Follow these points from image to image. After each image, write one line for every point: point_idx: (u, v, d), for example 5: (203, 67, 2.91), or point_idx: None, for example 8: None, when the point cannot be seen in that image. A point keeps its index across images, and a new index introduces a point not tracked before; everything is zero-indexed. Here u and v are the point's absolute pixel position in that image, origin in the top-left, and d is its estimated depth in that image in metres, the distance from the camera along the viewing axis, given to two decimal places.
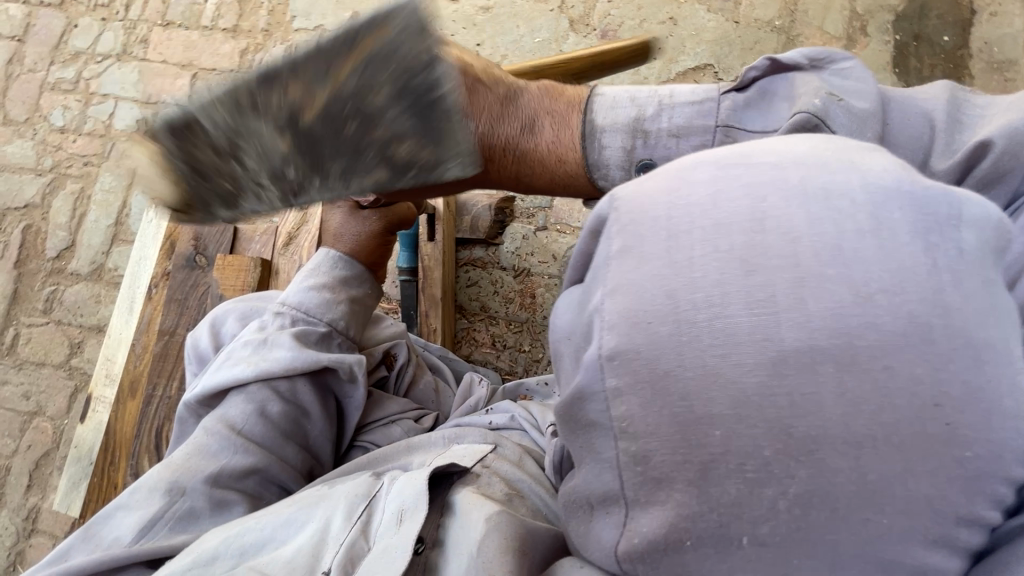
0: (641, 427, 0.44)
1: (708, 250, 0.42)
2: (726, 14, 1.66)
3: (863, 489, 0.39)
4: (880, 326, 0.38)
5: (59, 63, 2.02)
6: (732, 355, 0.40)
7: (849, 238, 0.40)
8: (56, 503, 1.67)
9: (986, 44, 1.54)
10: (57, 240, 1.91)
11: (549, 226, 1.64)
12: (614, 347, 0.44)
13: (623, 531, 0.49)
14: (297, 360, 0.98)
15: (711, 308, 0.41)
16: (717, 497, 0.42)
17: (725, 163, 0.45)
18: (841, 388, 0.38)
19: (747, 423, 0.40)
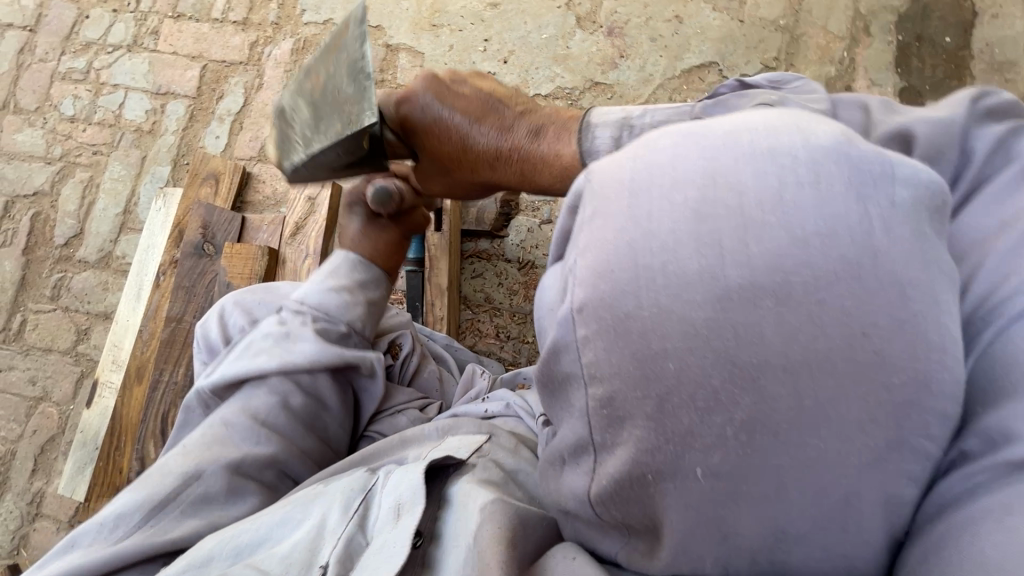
0: (605, 369, 0.44)
1: (664, 204, 0.42)
2: (731, 13, 1.69)
3: (803, 413, 0.39)
4: (813, 264, 0.38)
5: (70, 53, 2.04)
6: (683, 294, 0.40)
7: (789, 188, 0.40)
8: (61, 488, 1.69)
9: (987, 46, 1.56)
10: (66, 228, 1.92)
11: (554, 219, 1.67)
12: (582, 300, 0.45)
13: (593, 476, 0.50)
14: (319, 355, 1.01)
15: (664, 253, 0.41)
16: (671, 427, 0.42)
17: (684, 131, 0.45)
18: (779, 320, 0.38)
19: (698, 355, 0.40)
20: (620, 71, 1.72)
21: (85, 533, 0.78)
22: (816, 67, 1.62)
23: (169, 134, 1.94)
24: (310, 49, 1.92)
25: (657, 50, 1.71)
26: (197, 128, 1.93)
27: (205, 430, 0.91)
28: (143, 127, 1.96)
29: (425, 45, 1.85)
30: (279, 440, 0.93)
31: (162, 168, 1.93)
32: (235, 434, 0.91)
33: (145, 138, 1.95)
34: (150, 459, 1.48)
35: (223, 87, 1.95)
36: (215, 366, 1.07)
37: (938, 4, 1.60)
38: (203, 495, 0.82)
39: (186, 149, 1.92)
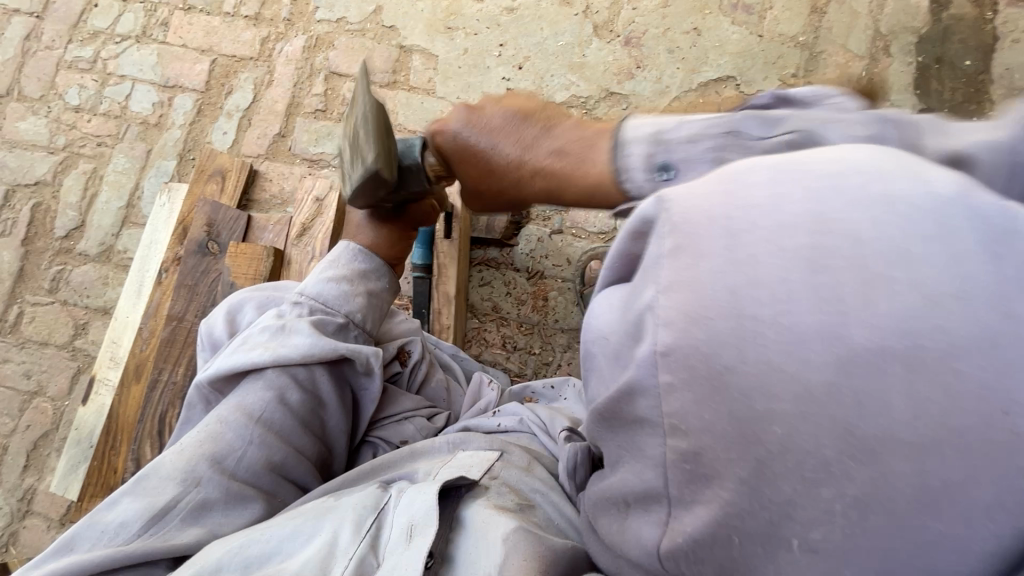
0: (695, 422, 0.42)
1: (770, 250, 0.39)
2: (749, 28, 1.67)
3: (926, 497, 0.35)
4: (951, 329, 0.34)
5: (77, 42, 2.01)
6: (798, 351, 0.37)
7: (916, 240, 0.36)
8: (54, 485, 1.65)
9: (1007, 71, 1.55)
10: (67, 220, 1.89)
11: (565, 229, 1.64)
12: (669, 343, 0.43)
13: (665, 530, 0.48)
14: (315, 346, 0.96)
15: (776, 304, 0.38)
16: (769, 494, 0.40)
17: (784, 169, 0.43)
18: (909, 389, 0.35)
19: (811, 420, 0.37)
20: (636, 82, 1.70)
21: (83, 534, 0.76)
22: None
23: (175, 128, 1.91)
24: (323, 47, 1.89)
25: (674, 62, 1.69)
26: (204, 123, 1.90)
27: (201, 427, 0.88)
28: (149, 120, 1.93)
29: (439, 48, 1.83)
30: (275, 439, 0.90)
31: (168, 163, 1.90)
32: (230, 430, 0.87)
33: (151, 132, 1.92)
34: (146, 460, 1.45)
35: (232, 83, 1.92)
36: (217, 358, 1.03)
37: (958, 26, 1.59)
38: (205, 501, 0.81)
39: (193, 143, 1.89)
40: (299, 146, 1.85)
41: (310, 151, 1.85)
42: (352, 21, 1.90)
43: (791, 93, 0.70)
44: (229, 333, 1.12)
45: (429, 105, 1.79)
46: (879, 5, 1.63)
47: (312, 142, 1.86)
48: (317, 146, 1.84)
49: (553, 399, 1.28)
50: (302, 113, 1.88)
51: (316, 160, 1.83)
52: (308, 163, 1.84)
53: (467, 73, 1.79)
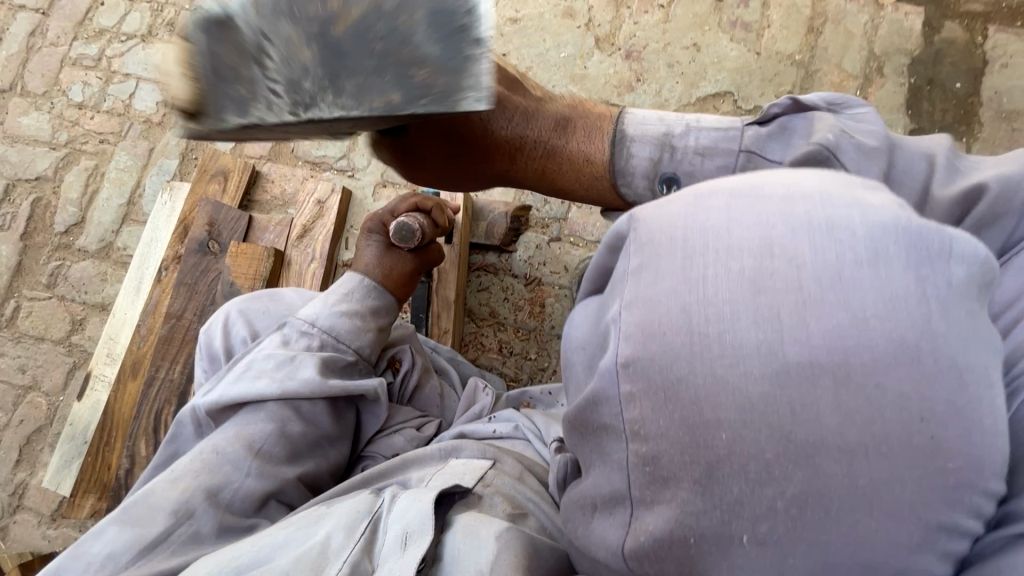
0: (652, 429, 0.45)
1: (719, 272, 0.43)
2: (748, 45, 1.71)
3: (855, 493, 0.40)
4: (872, 347, 0.40)
5: (82, 39, 2.02)
6: (741, 365, 0.41)
7: (847, 267, 0.41)
8: (46, 481, 1.65)
9: (996, 94, 1.60)
10: (66, 216, 1.90)
11: (563, 237, 1.66)
12: (629, 355, 0.46)
13: (629, 529, 0.50)
14: (319, 386, 0.99)
15: (722, 322, 0.42)
16: (720, 495, 0.43)
17: (739, 193, 0.47)
18: (837, 399, 0.40)
19: (753, 428, 0.41)
20: (636, 95, 1.74)
21: (68, 565, 0.76)
22: None
23: (178, 127, 1.93)
24: None
25: (674, 76, 1.73)
26: None
27: (196, 456, 0.89)
28: (153, 118, 1.94)
29: None
30: (272, 470, 0.92)
31: (170, 161, 1.91)
32: (228, 466, 0.88)
33: (154, 130, 1.93)
34: (141, 457, 1.45)
35: None
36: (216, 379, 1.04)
37: (950, 49, 1.64)
38: (197, 532, 0.82)
39: (195, 143, 1.90)
40: (301, 148, 1.87)
41: (313, 154, 1.86)
42: None
43: (805, 97, 0.79)
44: (226, 350, 1.13)
45: None
46: (874, 26, 1.67)
47: (315, 145, 1.88)
48: (319, 149, 1.85)
49: (548, 405, 1.29)
50: None
51: (318, 163, 1.84)
52: (310, 166, 1.85)
53: None
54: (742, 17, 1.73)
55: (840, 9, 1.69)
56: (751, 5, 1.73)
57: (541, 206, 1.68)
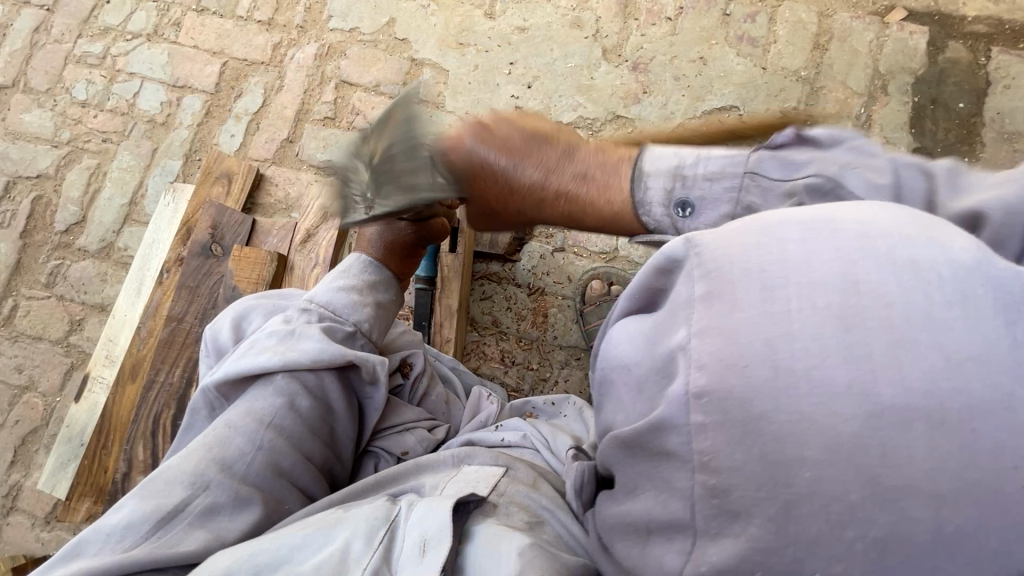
0: (727, 461, 0.45)
1: (805, 306, 0.43)
2: (753, 60, 1.72)
3: (941, 540, 0.39)
4: (968, 392, 0.39)
5: (86, 37, 2.01)
6: (829, 404, 0.41)
7: (938, 308, 0.41)
8: (41, 482, 1.63)
9: (998, 115, 1.61)
10: (67, 215, 1.88)
11: (567, 247, 1.67)
12: (704, 386, 0.46)
13: (689, 557, 0.48)
14: (322, 351, 0.98)
15: (811, 359, 0.42)
16: (796, 534, 0.42)
17: (813, 227, 0.47)
18: (931, 444, 0.39)
19: (838, 468, 0.41)
20: (642, 107, 1.74)
21: (94, 538, 0.76)
22: (833, 121, 1.66)
23: (182, 128, 1.92)
24: (334, 56, 1.91)
25: (680, 89, 1.73)
26: (212, 125, 1.91)
27: (208, 434, 0.89)
28: (156, 118, 1.93)
29: (450, 63, 1.85)
30: (284, 444, 0.91)
31: (173, 162, 1.90)
32: (239, 436, 0.88)
33: (157, 130, 1.92)
34: (138, 461, 1.44)
35: (241, 86, 1.93)
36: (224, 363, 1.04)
37: (954, 69, 1.65)
38: (213, 503, 0.81)
39: (199, 144, 1.90)
40: (306, 152, 1.86)
41: (318, 158, 1.86)
42: (365, 32, 1.92)
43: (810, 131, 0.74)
44: (234, 339, 1.12)
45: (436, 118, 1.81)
46: (879, 44, 1.69)
47: (320, 149, 1.87)
48: (325, 153, 1.85)
49: (553, 416, 1.29)
50: (310, 119, 1.90)
51: (323, 167, 1.84)
52: (314, 170, 1.85)
53: (477, 88, 1.82)
54: (749, 32, 1.74)
55: (845, 27, 1.71)
56: (757, 20, 1.74)
57: None
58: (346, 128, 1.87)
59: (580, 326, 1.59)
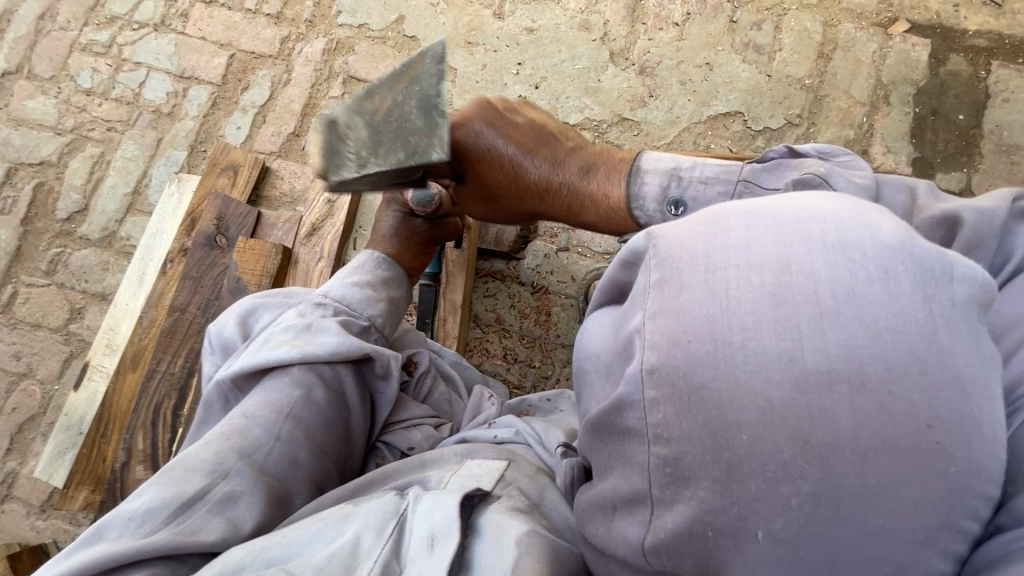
0: (675, 432, 0.47)
1: (740, 283, 0.45)
2: (759, 67, 1.74)
3: (866, 493, 0.41)
4: (886, 357, 0.41)
5: (93, 25, 2.01)
6: (762, 372, 0.43)
7: (861, 284, 0.42)
8: (38, 470, 1.62)
9: (997, 127, 1.64)
10: (69, 203, 1.87)
11: (571, 247, 1.68)
12: (655, 363, 0.48)
13: (649, 527, 0.50)
14: (342, 343, 1.00)
15: (744, 332, 0.44)
16: (738, 493, 0.44)
17: (759, 216, 0.47)
18: (853, 406, 0.41)
19: (772, 429, 0.42)
20: (649, 109, 1.75)
21: (116, 523, 0.76)
22: (836, 129, 1.68)
23: (188, 119, 1.91)
24: (343, 51, 1.92)
25: (686, 93, 1.75)
26: (218, 117, 1.91)
27: (226, 423, 0.90)
28: (162, 109, 1.92)
29: (458, 61, 1.86)
30: (300, 434, 0.92)
31: (178, 152, 1.89)
32: (255, 426, 0.89)
33: (163, 121, 1.92)
34: (138, 450, 1.43)
35: (249, 79, 1.93)
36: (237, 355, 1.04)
37: (954, 81, 1.68)
38: (231, 491, 0.82)
39: (205, 135, 1.89)
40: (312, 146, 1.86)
41: None
42: (374, 28, 1.93)
43: (800, 148, 0.91)
44: (243, 334, 1.12)
45: None
46: (882, 55, 1.71)
47: None
48: None
49: (550, 411, 1.30)
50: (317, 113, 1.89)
51: None
52: None
53: (485, 87, 1.83)
54: (755, 40, 1.76)
55: (849, 37, 1.74)
56: (763, 28, 1.77)
57: None
58: None
59: None
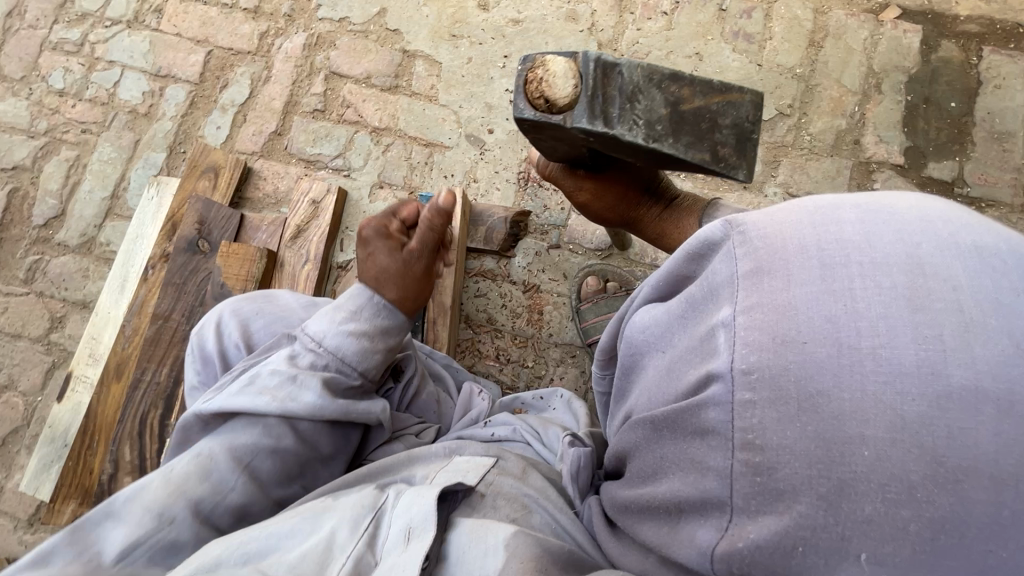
0: (773, 439, 0.46)
1: (869, 285, 0.46)
2: (749, 56, 1.71)
3: (996, 525, 0.40)
4: None
5: (63, 22, 1.94)
6: (896, 383, 0.42)
7: (1005, 297, 0.43)
8: (23, 484, 1.59)
9: (988, 115, 1.63)
10: (46, 208, 1.82)
11: (562, 244, 1.66)
12: (752, 364, 0.48)
13: (724, 534, 0.50)
14: (319, 412, 0.92)
15: (877, 337, 0.44)
16: (847, 512, 0.43)
17: (868, 211, 0.51)
18: (999, 429, 0.40)
19: (901, 447, 0.41)
20: None
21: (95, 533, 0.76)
22: (827, 119, 1.66)
23: (166, 119, 1.86)
24: (325, 46, 1.87)
25: None
26: (197, 116, 1.85)
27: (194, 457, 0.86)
28: (139, 109, 1.87)
29: (443, 55, 1.82)
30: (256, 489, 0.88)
31: (156, 154, 1.84)
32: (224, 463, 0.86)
33: (140, 121, 1.86)
34: (125, 462, 1.40)
35: (228, 76, 1.88)
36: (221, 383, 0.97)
37: (946, 69, 1.66)
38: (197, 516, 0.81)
39: (184, 136, 1.84)
40: (295, 145, 1.81)
41: (307, 151, 1.81)
42: (356, 22, 1.88)
43: None
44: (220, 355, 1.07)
45: (431, 112, 1.79)
46: (873, 43, 1.69)
47: (309, 142, 1.82)
48: (314, 146, 1.80)
49: (541, 410, 1.30)
50: (299, 111, 1.84)
51: (312, 161, 1.79)
52: (303, 164, 1.80)
53: (470, 82, 1.79)
54: (745, 28, 1.73)
55: (840, 24, 1.71)
56: (753, 16, 1.73)
57: (540, 212, 1.69)
58: (336, 121, 1.82)
59: (577, 323, 1.57)
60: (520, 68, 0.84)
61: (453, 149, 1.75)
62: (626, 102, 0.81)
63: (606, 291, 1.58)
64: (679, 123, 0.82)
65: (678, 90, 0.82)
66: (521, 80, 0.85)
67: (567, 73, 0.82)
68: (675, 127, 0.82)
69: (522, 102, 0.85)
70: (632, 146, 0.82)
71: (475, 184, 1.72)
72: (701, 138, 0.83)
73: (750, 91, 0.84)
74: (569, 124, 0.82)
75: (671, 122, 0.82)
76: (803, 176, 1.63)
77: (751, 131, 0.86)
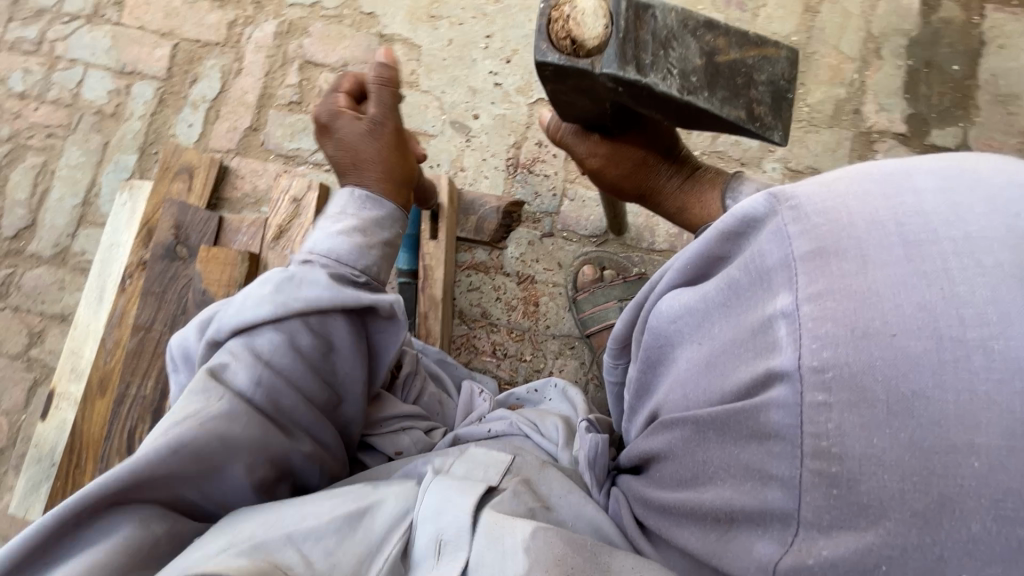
0: (854, 448, 0.42)
1: (969, 267, 0.41)
2: (743, 25, 1.63)
3: None
4: None
5: (19, 20, 1.83)
6: (1013, 383, 0.38)
7: None
8: (12, 506, 1.54)
9: (993, 76, 1.56)
10: (15, 218, 1.74)
11: (556, 232, 1.61)
12: (827, 360, 0.44)
13: (789, 548, 0.48)
14: (330, 299, 0.85)
15: (986, 327, 0.39)
16: (948, 531, 0.39)
17: (944, 175, 0.46)
18: None
19: (1021, 457, 0.37)
20: None
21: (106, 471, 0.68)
22: (826, 88, 1.59)
23: (134, 119, 1.77)
24: (297, 34, 1.78)
25: None
26: (167, 114, 1.76)
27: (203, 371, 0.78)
28: (105, 109, 1.78)
29: (422, 38, 1.74)
30: (283, 383, 0.80)
31: (127, 156, 1.76)
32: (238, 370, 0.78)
33: (108, 122, 1.77)
34: None
35: (197, 71, 1.78)
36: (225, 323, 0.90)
37: (948, 29, 1.59)
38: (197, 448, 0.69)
39: (155, 136, 1.75)
40: (272, 141, 1.74)
41: (286, 147, 1.73)
42: (329, 6, 1.78)
43: None
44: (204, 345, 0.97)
45: (411, 98, 1.71)
46: (872, 5, 1.62)
47: (286, 137, 1.74)
48: (293, 141, 1.73)
49: (538, 403, 1.26)
50: (274, 104, 1.76)
51: (291, 157, 1.72)
52: (282, 160, 1.72)
53: (452, 65, 1.71)
54: None
55: None
56: None
57: (532, 200, 1.63)
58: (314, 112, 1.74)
59: (575, 313, 1.52)
60: (542, 5, 0.74)
61: (438, 137, 1.68)
62: (660, 48, 0.74)
63: (603, 279, 1.53)
64: (716, 75, 0.76)
65: (713, 40, 0.76)
66: (543, 19, 0.75)
67: (598, 11, 0.72)
68: (710, 79, 0.76)
69: (546, 43, 0.74)
70: (663, 98, 0.75)
71: (462, 172, 1.65)
72: (736, 94, 0.77)
73: (786, 47, 0.79)
74: (597, 71, 0.73)
75: (705, 74, 0.76)
76: (802, 149, 1.57)
77: (787, 90, 0.80)
